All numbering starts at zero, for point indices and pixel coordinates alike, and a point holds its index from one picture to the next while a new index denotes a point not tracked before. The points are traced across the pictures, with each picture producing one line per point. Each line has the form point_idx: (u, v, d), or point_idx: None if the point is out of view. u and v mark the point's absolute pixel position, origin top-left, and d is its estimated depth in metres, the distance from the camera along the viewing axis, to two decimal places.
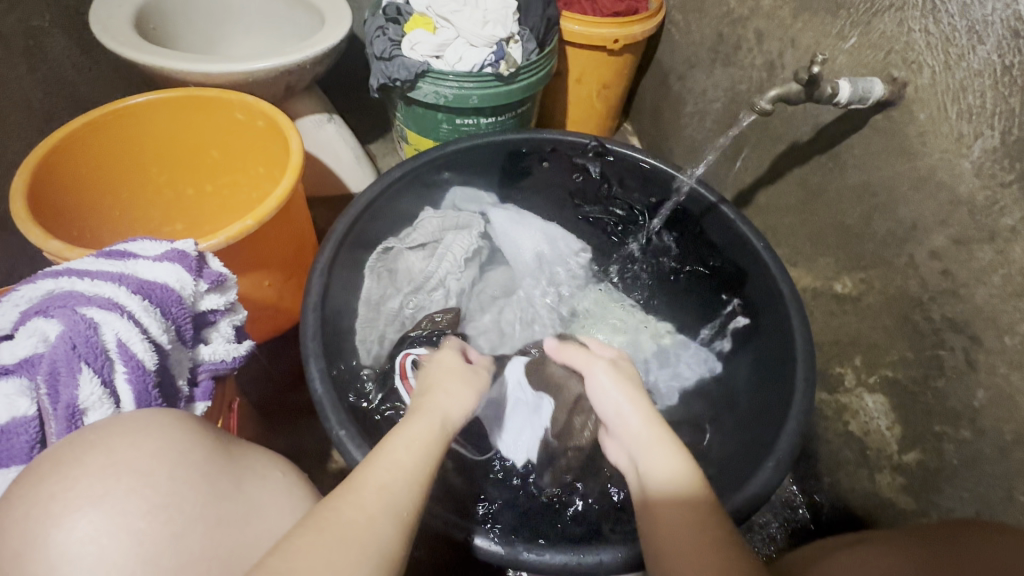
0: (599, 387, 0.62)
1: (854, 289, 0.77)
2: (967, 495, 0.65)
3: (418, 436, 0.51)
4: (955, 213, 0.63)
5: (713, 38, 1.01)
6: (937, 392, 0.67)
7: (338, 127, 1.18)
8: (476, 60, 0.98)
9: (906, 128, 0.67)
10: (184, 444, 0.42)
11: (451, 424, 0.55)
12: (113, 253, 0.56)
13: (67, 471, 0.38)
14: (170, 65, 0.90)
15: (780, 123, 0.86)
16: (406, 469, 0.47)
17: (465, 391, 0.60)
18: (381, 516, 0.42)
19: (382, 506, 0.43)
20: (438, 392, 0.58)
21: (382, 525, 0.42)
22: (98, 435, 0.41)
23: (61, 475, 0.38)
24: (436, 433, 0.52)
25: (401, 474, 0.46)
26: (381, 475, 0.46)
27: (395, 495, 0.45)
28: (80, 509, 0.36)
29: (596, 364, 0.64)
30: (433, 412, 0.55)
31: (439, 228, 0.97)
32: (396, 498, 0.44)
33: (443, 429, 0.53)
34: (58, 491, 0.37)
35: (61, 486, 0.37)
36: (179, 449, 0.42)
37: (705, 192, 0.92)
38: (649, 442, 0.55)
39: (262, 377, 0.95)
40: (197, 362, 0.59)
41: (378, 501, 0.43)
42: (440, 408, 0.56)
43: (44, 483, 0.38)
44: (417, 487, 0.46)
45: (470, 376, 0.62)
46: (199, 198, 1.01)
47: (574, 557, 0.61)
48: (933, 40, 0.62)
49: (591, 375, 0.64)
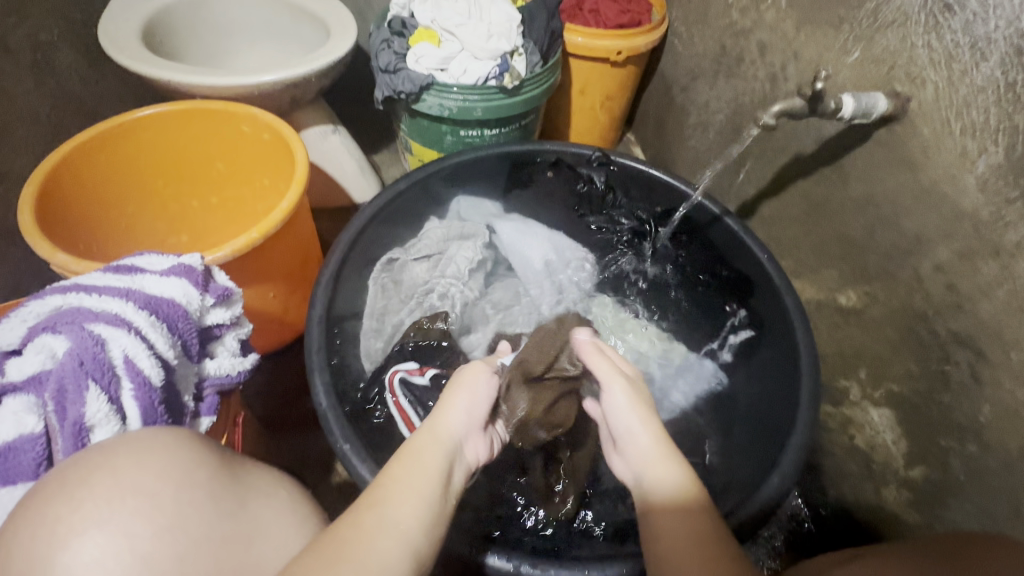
0: (615, 405, 0.58)
1: (858, 302, 0.77)
2: (973, 511, 0.65)
3: (419, 454, 0.50)
4: (959, 228, 0.63)
5: (717, 49, 1.01)
6: (943, 407, 0.67)
7: (343, 138, 1.19)
8: (481, 73, 0.98)
9: (909, 142, 0.67)
10: (190, 463, 0.43)
11: (449, 437, 0.53)
12: (120, 268, 0.56)
13: (73, 491, 0.39)
14: (176, 78, 0.91)
15: (783, 135, 0.86)
16: (404, 485, 0.46)
17: (455, 398, 0.57)
18: (378, 532, 0.42)
19: (379, 524, 0.43)
20: (434, 410, 0.56)
21: (381, 544, 0.42)
22: (104, 454, 0.41)
23: (67, 495, 0.38)
24: (436, 451, 0.51)
25: (399, 491, 0.46)
26: (378, 493, 0.46)
27: (393, 512, 0.44)
28: (86, 531, 0.37)
29: (613, 379, 0.60)
30: (426, 427, 0.53)
31: (444, 238, 0.98)
32: (395, 516, 0.44)
33: (438, 442, 0.52)
34: (65, 513, 0.37)
35: (67, 507, 0.38)
36: (185, 467, 0.42)
37: (710, 204, 0.92)
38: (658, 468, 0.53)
39: (267, 388, 0.96)
40: (202, 377, 0.59)
41: (374, 517, 0.43)
42: (432, 421, 0.54)
43: (51, 503, 0.38)
44: (419, 503, 0.46)
45: (460, 380, 0.60)
46: (205, 211, 1.01)
47: (580, 574, 0.61)
48: (936, 55, 0.63)
49: (608, 389, 0.60)
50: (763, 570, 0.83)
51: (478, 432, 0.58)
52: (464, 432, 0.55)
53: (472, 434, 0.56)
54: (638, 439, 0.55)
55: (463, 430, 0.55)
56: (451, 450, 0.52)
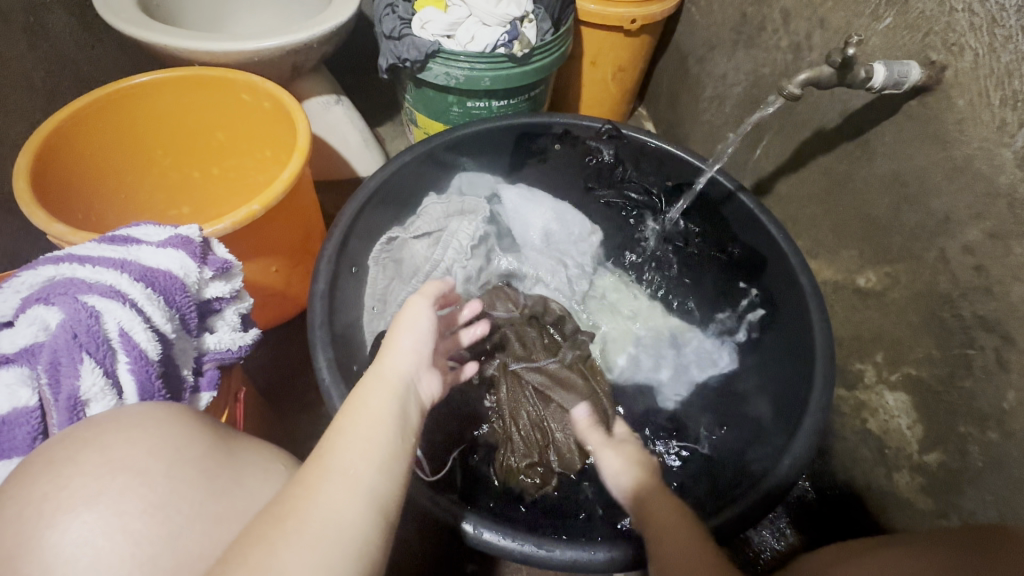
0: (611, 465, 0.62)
1: (878, 283, 0.75)
2: (990, 498, 0.63)
3: (362, 399, 0.46)
4: (992, 206, 0.60)
5: (736, 18, 0.97)
6: (963, 392, 0.65)
7: (346, 108, 1.16)
8: (488, 41, 0.95)
9: (943, 115, 0.63)
10: (180, 442, 0.41)
11: (395, 376, 0.49)
12: (115, 239, 0.54)
13: (58, 469, 0.37)
14: (174, 43, 0.88)
15: (806, 108, 0.83)
16: (353, 432, 0.43)
17: (401, 338, 0.53)
18: (324, 481, 0.38)
19: (326, 472, 0.39)
20: (379, 353, 0.52)
21: (332, 492, 0.38)
22: (90, 433, 0.39)
23: (53, 475, 0.36)
24: (383, 397, 0.47)
25: (346, 437, 0.42)
26: (325, 444, 0.42)
27: (344, 458, 0.40)
28: (72, 510, 0.35)
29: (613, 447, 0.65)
30: (371, 375, 0.49)
31: (444, 215, 0.94)
32: (343, 462, 0.40)
33: (388, 386, 0.48)
34: (50, 492, 0.35)
35: (53, 485, 0.36)
36: (175, 447, 0.40)
37: (724, 179, 0.89)
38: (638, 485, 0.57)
39: (270, 362, 0.94)
40: (202, 351, 0.57)
41: (319, 468, 0.39)
42: (377, 366, 0.50)
43: (36, 482, 0.36)
44: (373, 446, 0.42)
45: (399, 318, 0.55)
46: (206, 181, 0.99)
47: (586, 553, 0.60)
48: (977, 20, 0.59)
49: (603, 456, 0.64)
50: (768, 551, 0.84)
51: (428, 373, 0.53)
52: (416, 368, 0.51)
53: (422, 373, 0.52)
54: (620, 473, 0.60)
55: (414, 370, 0.51)
56: (401, 389, 0.48)
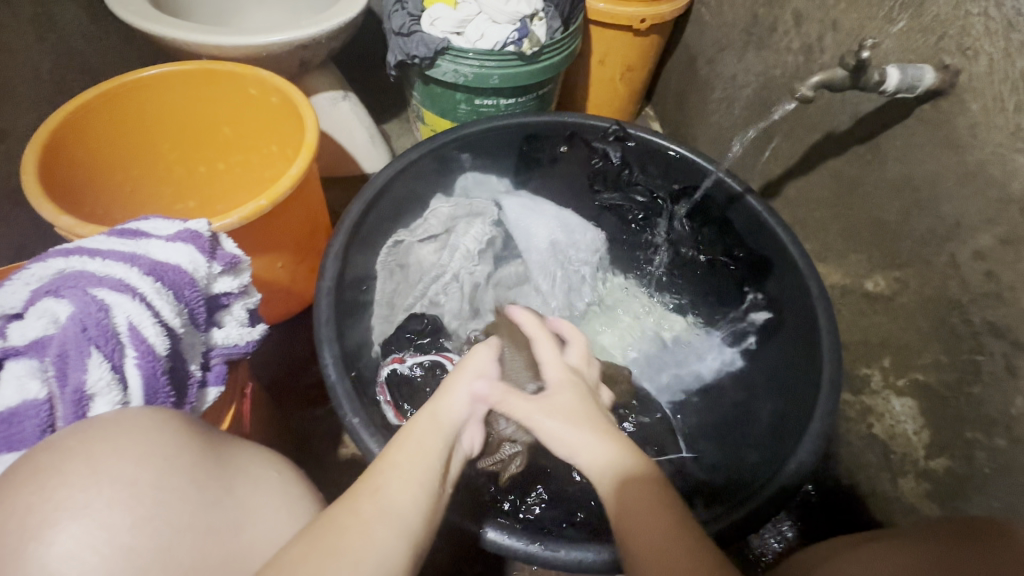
0: (551, 432, 0.51)
1: (887, 288, 0.74)
2: (997, 505, 0.63)
3: (417, 436, 0.47)
4: (1005, 212, 0.60)
5: (748, 18, 0.96)
6: (971, 399, 0.64)
7: (354, 105, 1.15)
8: (499, 38, 0.94)
9: (956, 119, 0.63)
10: (170, 448, 0.40)
11: (447, 421, 0.51)
12: (125, 232, 0.54)
13: (45, 479, 0.36)
14: (183, 37, 0.88)
15: (816, 111, 0.83)
16: (406, 472, 0.44)
17: (462, 381, 0.54)
18: (376, 521, 0.39)
19: (378, 511, 0.40)
20: (436, 394, 0.54)
21: (382, 533, 0.39)
22: (78, 440, 0.39)
23: (38, 485, 0.35)
24: (437, 441, 0.48)
25: (399, 476, 0.43)
26: (378, 478, 0.43)
27: (396, 500, 0.42)
28: (61, 523, 0.34)
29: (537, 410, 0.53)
30: (426, 411, 0.51)
31: (450, 218, 0.96)
32: (393, 503, 0.41)
33: (445, 435, 0.49)
34: (35, 504, 0.35)
35: (38, 496, 0.35)
36: (165, 454, 0.39)
37: (730, 181, 0.89)
38: (600, 455, 0.49)
39: (275, 357, 0.95)
40: (210, 346, 0.58)
41: (371, 505, 0.40)
42: (433, 406, 0.51)
43: (20, 493, 0.35)
44: (423, 495, 0.43)
45: (465, 362, 0.56)
46: (212, 176, 0.98)
47: (586, 552, 0.60)
48: (993, 24, 0.58)
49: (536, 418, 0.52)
50: (768, 553, 0.84)
51: (477, 422, 0.55)
52: (467, 414, 0.53)
53: (471, 422, 0.54)
54: (577, 444, 0.50)
55: (466, 415, 0.53)
56: (452, 434, 0.50)
